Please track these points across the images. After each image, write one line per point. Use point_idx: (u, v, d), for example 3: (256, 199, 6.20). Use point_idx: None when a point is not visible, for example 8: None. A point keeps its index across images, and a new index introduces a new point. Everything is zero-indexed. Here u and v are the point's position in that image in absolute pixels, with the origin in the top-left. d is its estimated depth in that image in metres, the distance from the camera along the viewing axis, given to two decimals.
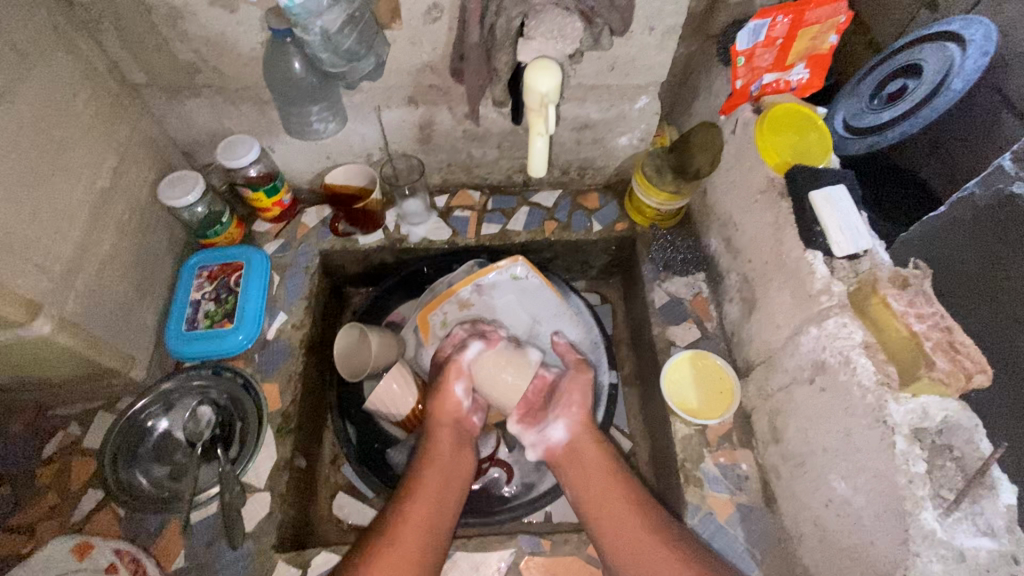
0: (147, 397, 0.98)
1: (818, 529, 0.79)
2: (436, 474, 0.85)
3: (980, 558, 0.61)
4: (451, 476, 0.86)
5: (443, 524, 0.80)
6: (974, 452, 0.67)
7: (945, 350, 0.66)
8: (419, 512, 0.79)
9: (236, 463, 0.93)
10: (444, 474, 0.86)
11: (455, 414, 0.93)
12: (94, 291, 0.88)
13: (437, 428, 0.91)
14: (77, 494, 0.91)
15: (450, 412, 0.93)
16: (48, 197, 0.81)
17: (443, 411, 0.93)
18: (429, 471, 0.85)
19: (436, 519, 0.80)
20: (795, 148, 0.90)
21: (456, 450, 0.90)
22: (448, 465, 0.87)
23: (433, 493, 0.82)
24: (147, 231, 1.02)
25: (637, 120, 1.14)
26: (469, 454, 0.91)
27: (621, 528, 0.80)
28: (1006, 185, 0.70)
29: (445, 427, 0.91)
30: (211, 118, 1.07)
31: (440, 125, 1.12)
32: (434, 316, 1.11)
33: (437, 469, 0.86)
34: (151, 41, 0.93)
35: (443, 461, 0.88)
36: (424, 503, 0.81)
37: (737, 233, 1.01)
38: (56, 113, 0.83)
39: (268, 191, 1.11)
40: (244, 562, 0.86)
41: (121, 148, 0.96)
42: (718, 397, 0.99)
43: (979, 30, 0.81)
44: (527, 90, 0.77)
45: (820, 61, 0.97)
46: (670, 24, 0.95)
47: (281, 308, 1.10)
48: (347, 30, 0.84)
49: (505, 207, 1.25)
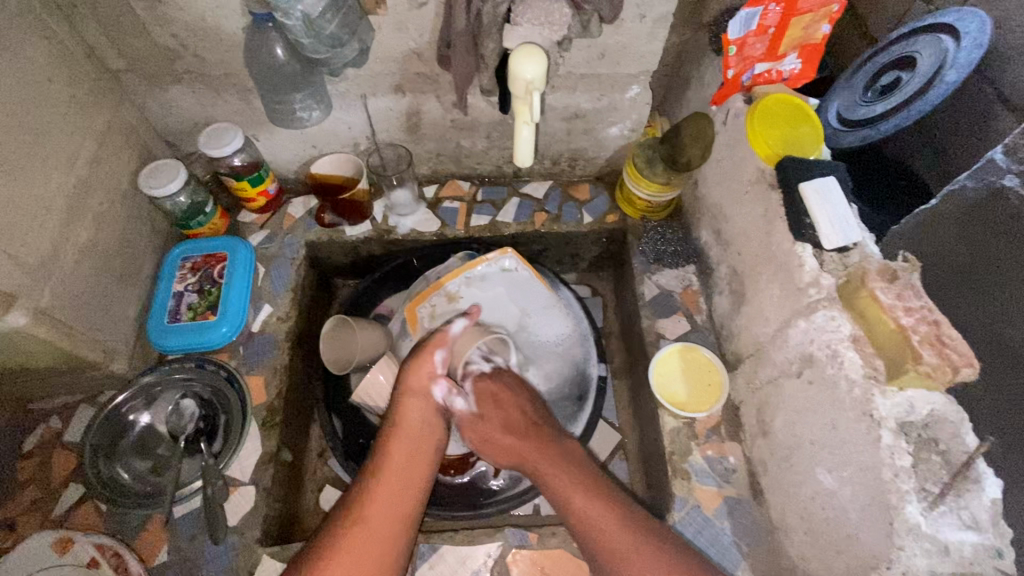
0: (128, 391, 0.97)
1: (804, 521, 0.78)
2: (402, 457, 0.80)
3: (965, 551, 0.62)
4: (419, 455, 0.81)
5: (405, 511, 0.76)
6: (959, 446, 0.66)
7: (932, 343, 0.65)
8: (380, 500, 0.76)
9: (220, 457, 0.92)
10: (410, 456, 0.81)
11: (427, 382, 0.87)
12: (72, 283, 0.86)
13: (405, 397, 0.86)
14: (58, 489, 0.90)
15: (420, 385, 0.87)
16: (22, 185, 0.78)
17: (415, 379, 0.87)
18: (393, 453, 0.81)
19: (398, 505, 0.76)
20: (787, 140, 0.88)
21: (424, 427, 0.84)
22: (415, 443, 0.82)
23: (398, 480, 0.78)
24: (127, 221, 0.99)
25: (628, 110, 1.12)
26: (440, 428, 0.85)
27: (594, 523, 0.76)
28: (996, 178, 0.69)
29: (415, 402, 0.85)
30: (194, 105, 1.05)
31: (428, 113, 1.10)
32: (423, 308, 1.09)
33: (401, 451, 0.81)
34: (129, 26, 0.91)
35: (409, 442, 0.82)
36: (386, 491, 0.77)
37: (728, 225, 1.00)
38: (29, 99, 0.81)
39: (252, 180, 1.09)
40: (228, 556, 0.86)
41: (99, 135, 0.94)
42: (706, 390, 0.99)
43: (973, 22, 0.79)
44: (513, 78, 0.76)
45: (813, 52, 0.96)
46: (661, 12, 0.94)
47: (267, 301, 1.08)
48: (330, 15, 0.82)
49: (495, 198, 1.24)
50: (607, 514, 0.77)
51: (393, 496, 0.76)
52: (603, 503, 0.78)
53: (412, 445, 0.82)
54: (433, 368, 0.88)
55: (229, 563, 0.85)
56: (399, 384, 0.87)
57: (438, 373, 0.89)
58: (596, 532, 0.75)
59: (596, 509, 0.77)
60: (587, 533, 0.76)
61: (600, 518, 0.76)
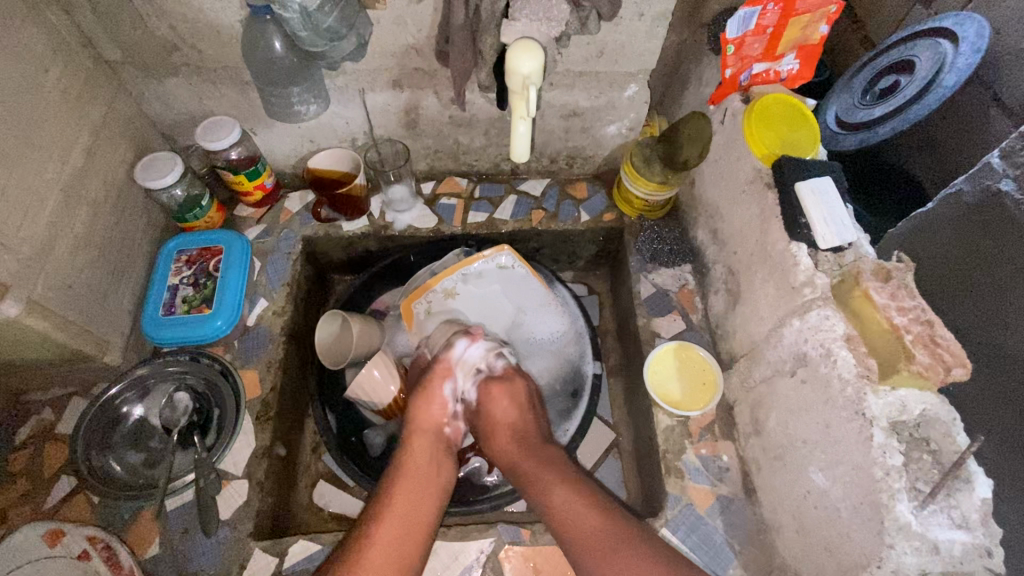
0: (121, 383, 0.97)
1: (796, 520, 0.79)
2: (413, 482, 0.81)
3: (954, 550, 0.62)
4: (429, 483, 0.81)
5: (419, 532, 0.75)
6: (951, 445, 0.66)
7: (926, 344, 0.66)
8: (395, 518, 0.75)
9: (212, 451, 0.92)
10: (421, 483, 0.81)
11: (438, 421, 0.90)
12: (66, 274, 0.86)
13: (416, 436, 0.87)
14: (50, 481, 0.89)
15: (432, 420, 0.89)
16: (17, 175, 0.78)
17: (424, 418, 0.89)
18: (402, 482, 0.81)
19: (414, 525, 0.76)
20: (783, 140, 0.89)
21: (433, 462, 0.85)
22: (425, 474, 0.82)
23: (404, 502, 0.78)
24: (122, 214, 0.99)
25: (626, 109, 1.12)
26: (449, 465, 0.86)
27: (590, 536, 0.74)
28: (994, 181, 0.69)
29: (424, 434, 0.87)
30: (191, 98, 1.05)
31: (426, 109, 1.10)
32: (419, 304, 1.10)
33: (411, 480, 0.81)
34: (126, 17, 0.90)
35: (419, 471, 0.82)
36: (396, 515, 0.76)
37: (724, 224, 1.00)
38: (25, 88, 0.80)
39: (249, 174, 1.09)
40: (220, 550, 0.85)
41: (94, 127, 0.93)
42: (701, 388, 0.99)
43: (972, 27, 0.80)
44: (510, 72, 0.76)
45: (810, 52, 0.96)
46: (660, 10, 0.94)
47: (262, 295, 1.08)
48: (328, 8, 0.82)
49: (492, 195, 1.24)
50: (608, 526, 0.75)
51: (409, 516, 0.76)
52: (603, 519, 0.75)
53: (422, 475, 0.82)
54: (443, 401, 0.91)
55: (221, 558, 0.85)
56: (408, 425, 0.89)
57: (445, 407, 0.91)
58: (593, 541, 0.74)
59: (595, 521, 0.75)
60: (578, 547, 0.74)
61: (601, 526, 0.75)
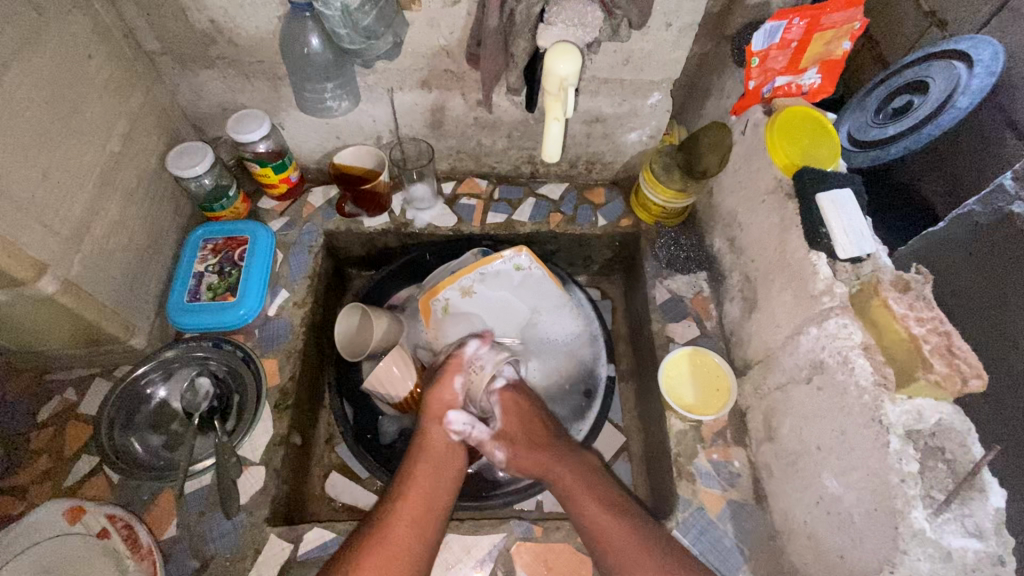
0: (147, 365, 0.98)
1: (807, 526, 0.80)
2: (428, 468, 0.85)
3: (967, 558, 0.63)
4: (445, 471, 0.86)
5: (434, 516, 0.80)
6: (966, 455, 0.68)
7: (943, 354, 0.67)
8: (410, 505, 0.80)
9: (232, 436, 0.94)
10: (432, 471, 0.85)
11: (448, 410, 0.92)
12: (101, 255, 0.88)
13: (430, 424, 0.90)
14: (72, 459, 0.91)
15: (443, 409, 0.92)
16: (58, 157, 0.80)
17: (437, 406, 0.92)
18: (417, 467, 0.85)
19: (427, 508, 0.80)
20: (805, 152, 0.90)
21: (449, 448, 0.89)
22: (437, 466, 0.86)
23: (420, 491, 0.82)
24: (153, 201, 1.01)
25: (648, 117, 1.15)
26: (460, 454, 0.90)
27: (606, 531, 0.80)
28: (1007, 205, 0.71)
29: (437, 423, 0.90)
30: (224, 90, 1.07)
31: (452, 110, 1.12)
32: (438, 300, 1.12)
33: (425, 468, 0.85)
34: (169, 10, 0.93)
35: (432, 459, 0.87)
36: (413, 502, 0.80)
37: (742, 232, 1.02)
38: (69, 74, 0.83)
39: (276, 167, 1.11)
40: (236, 534, 0.87)
41: (131, 115, 0.96)
42: (714, 394, 1.00)
43: (986, 51, 0.82)
44: (547, 75, 0.79)
45: (833, 67, 0.98)
46: (686, 21, 0.96)
47: (284, 286, 1.10)
48: (367, 8, 0.85)
49: (511, 197, 1.26)
50: (615, 523, 0.81)
51: (421, 499, 0.81)
52: (610, 515, 0.82)
53: (434, 463, 0.86)
54: (454, 393, 0.93)
55: (236, 541, 0.86)
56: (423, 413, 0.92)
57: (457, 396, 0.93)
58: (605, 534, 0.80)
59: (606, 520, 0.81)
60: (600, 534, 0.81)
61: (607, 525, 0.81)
